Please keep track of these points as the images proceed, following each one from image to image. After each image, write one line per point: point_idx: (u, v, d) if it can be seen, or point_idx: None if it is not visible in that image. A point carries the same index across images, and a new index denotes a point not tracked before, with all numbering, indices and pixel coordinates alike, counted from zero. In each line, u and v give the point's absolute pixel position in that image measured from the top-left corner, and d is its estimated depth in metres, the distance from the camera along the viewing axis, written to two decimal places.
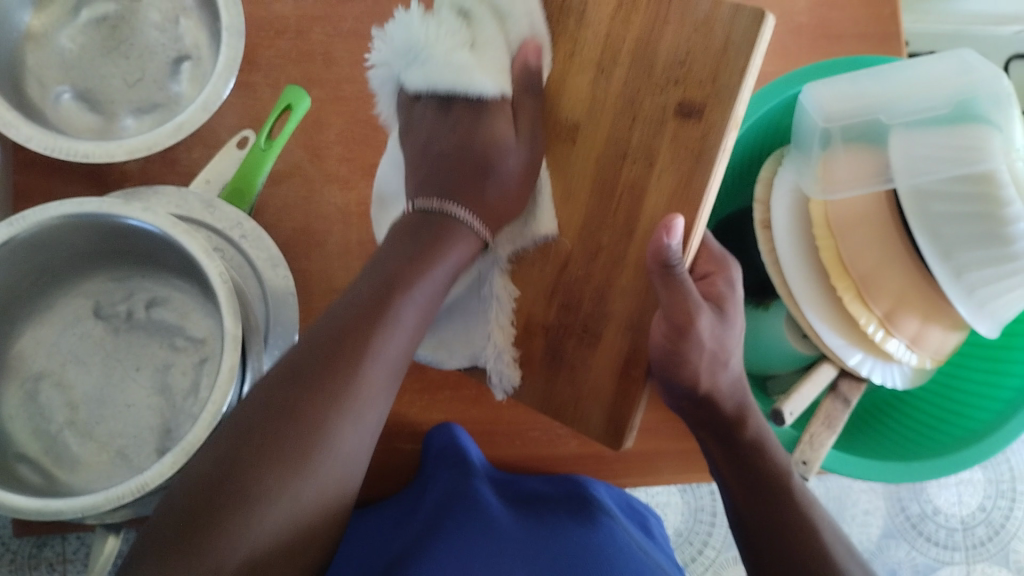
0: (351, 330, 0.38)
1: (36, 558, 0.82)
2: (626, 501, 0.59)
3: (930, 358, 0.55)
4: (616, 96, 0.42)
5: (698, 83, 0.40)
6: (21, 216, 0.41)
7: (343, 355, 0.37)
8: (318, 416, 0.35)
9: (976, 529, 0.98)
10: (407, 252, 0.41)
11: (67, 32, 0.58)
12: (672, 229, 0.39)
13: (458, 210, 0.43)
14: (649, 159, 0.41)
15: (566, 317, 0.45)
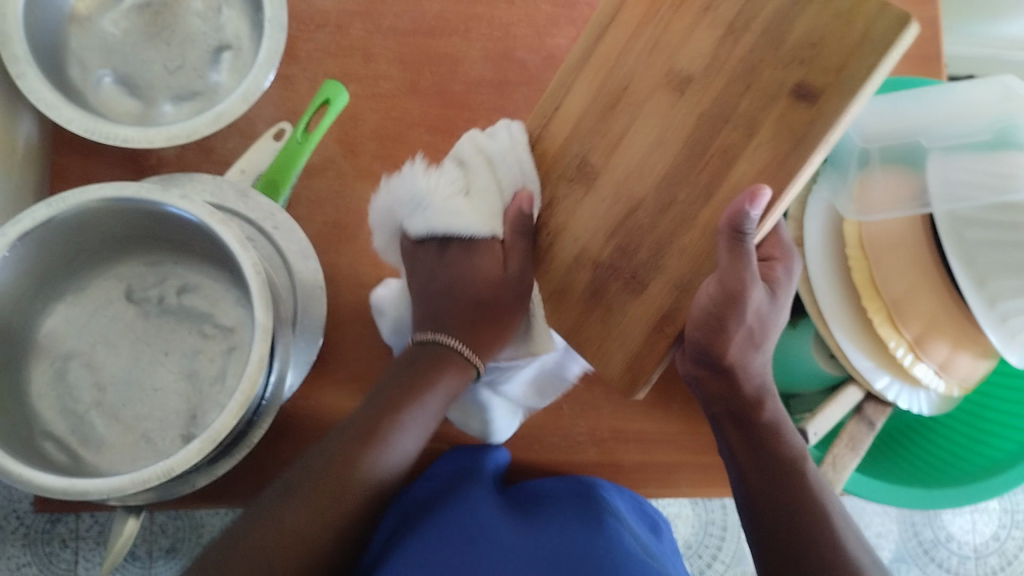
0: (346, 452, 0.44)
1: (49, 533, 0.83)
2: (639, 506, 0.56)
3: (958, 386, 0.55)
4: (731, 62, 0.39)
5: (823, 72, 0.36)
6: (61, 199, 0.42)
7: (368, 437, 0.45)
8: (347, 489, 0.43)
9: (990, 558, 0.97)
10: (406, 379, 0.47)
11: (111, 17, 0.59)
12: (758, 199, 0.35)
13: (451, 343, 0.48)
14: (748, 128, 0.38)
15: (621, 264, 0.42)
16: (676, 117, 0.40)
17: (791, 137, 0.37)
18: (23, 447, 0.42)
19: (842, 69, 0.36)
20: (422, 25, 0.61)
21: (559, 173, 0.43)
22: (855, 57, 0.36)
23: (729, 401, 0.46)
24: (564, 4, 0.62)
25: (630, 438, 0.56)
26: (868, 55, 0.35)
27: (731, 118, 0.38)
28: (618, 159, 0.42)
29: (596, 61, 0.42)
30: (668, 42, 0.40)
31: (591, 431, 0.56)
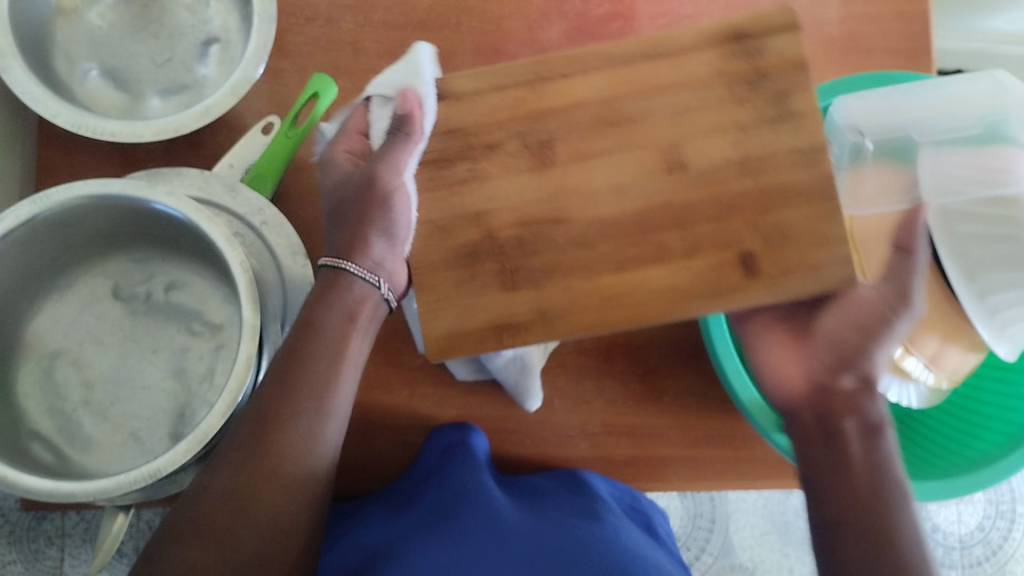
0: (284, 394, 0.41)
1: (35, 531, 0.82)
2: (632, 501, 0.56)
3: (947, 380, 0.53)
4: (726, 172, 0.42)
5: (776, 261, 0.41)
6: (45, 195, 0.41)
7: (291, 390, 0.41)
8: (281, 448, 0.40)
9: (974, 549, 0.98)
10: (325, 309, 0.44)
11: (97, 9, 0.58)
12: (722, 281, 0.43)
13: (346, 267, 0.45)
14: (685, 240, 0.41)
15: (501, 265, 0.43)
16: (648, 176, 0.42)
17: (707, 290, 0.41)
18: (11, 450, 0.41)
19: (785, 263, 0.40)
20: (413, 18, 0.60)
21: (517, 156, 0.44)
22: (834, 270, 0.40)
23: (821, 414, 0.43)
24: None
25: (624, 432, 0.56)
26: (806, 292, 0.40)
27: (687, 228, 0.41)
28: (576, 174, 0.43)
29: (620, 83, 0.43)
30: (693, 123, 0.42)
31: (582, 425, 0.56)
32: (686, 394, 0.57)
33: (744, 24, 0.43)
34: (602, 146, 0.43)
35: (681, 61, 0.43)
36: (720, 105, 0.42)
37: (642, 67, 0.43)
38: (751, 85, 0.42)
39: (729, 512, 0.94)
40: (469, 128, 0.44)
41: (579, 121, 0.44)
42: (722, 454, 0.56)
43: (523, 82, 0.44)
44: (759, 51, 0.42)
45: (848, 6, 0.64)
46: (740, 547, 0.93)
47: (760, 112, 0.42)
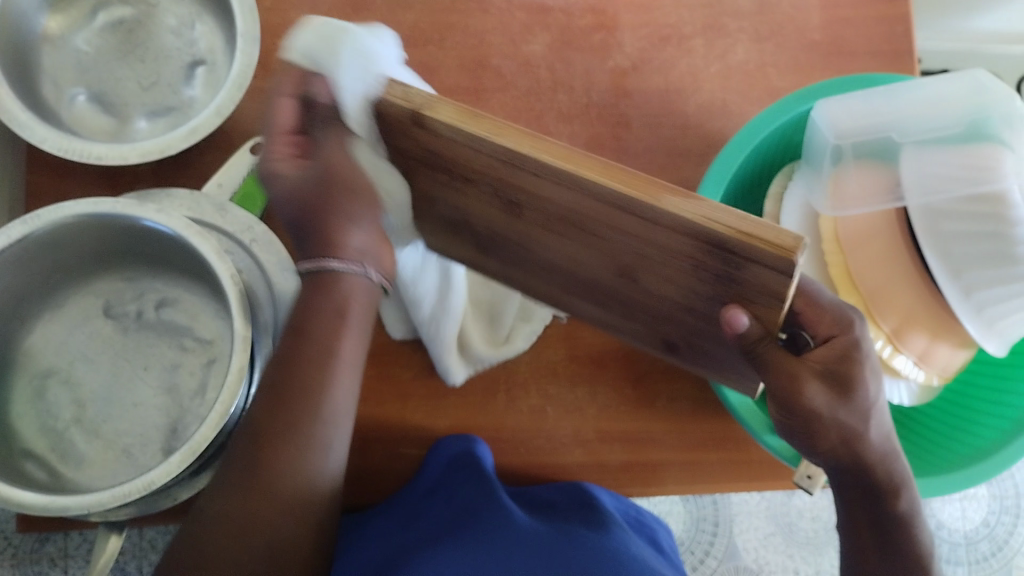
0: (274, 404, 0.39)
1: (37, 553, 0.82)
2: (637, 515, 0.57)
3: (938, 375, 0.54)
4: (668, 304, 0.40)
5: (688, 356, 0.48)
6: (38, 214, 0.42)
7: (281, 404, 0.39)
8: (278, 471, 0.38)
9: (980, 545, 0.97)
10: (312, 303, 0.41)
11: (83, 35, 0.59)
12: (734, 323, 0.36)
13: (331, 268, 0.40)
14: (624, 309, 0.45)
15: (476, 241, 0.46)
16: (604, 272, 0.40)
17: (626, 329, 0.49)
18: (2, 468, 0.42)
19: (704, 350, 0.45)
20: (396, 34, 0.61)
21: (489, 201, 0.38)
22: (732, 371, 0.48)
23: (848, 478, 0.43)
24: (537, 10, 0.62)
25: (617, 438, 0.56)
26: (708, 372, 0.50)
27: (629, 307, 0.44)
28: (540, 234, 0.39)
29: (588, 210, 0.32)
30: (657, 262, 0.35)
31: (576, 432, 0.56)
32: (678, 398, 0.57)
33: (724, 239, 0.28)
34: (567, 232, 0.37)
35: (651, 226, 0.31)
36: (680, 272, 0.35)
37: (614, 214, 0.31)
38: (720, 277, 0.33)
39: (732, 516, 0.94)
40: (438, 163, 0.36)
41: (551, 216, 0.36)
42: (716, 458, 0.56)
43: (497, 160, 0.31)
44: (737, 266, 0.31)
45: (828, 9, 0.64)
46: (744, 550, 0.93)
47: (720, 297, 0.35)
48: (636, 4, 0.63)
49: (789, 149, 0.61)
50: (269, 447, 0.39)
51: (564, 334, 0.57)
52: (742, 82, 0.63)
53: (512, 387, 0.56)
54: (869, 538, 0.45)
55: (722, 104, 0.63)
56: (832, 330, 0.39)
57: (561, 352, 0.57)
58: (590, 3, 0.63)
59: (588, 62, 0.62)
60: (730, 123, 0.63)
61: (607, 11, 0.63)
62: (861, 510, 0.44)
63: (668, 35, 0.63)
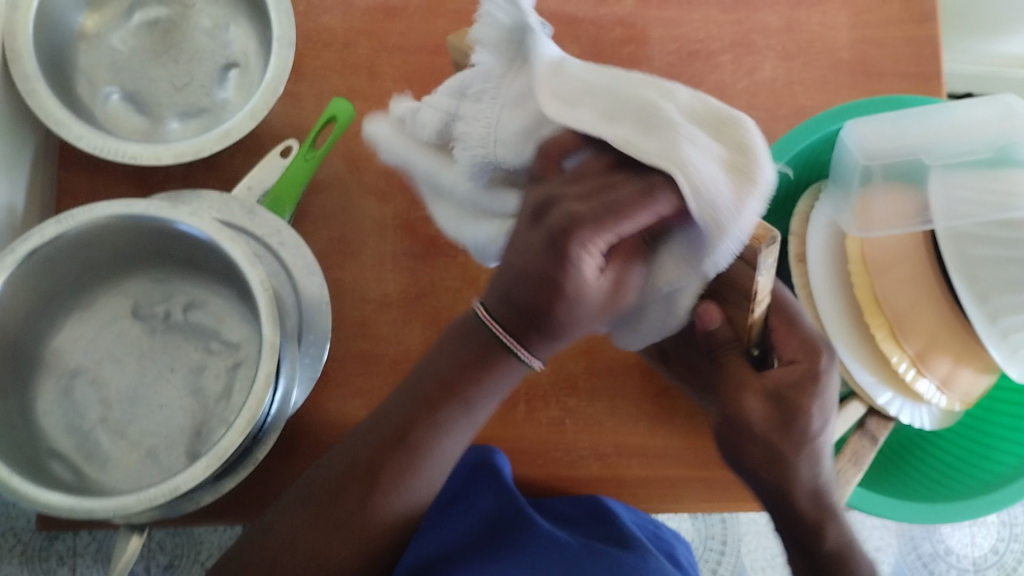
0: (408, 425, 0.38)
1: (46, 551, 0.83)
2: (654, 530, 0.58)
3: (960, 402, 0.55)
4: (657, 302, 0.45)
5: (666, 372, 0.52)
6: (70, 215, 0.42)
7: (396, 459, 0.37)
8: (396, 480, 0.37)
9: (988, 572, 0.97)
10: (462, 353, 0.37)
11: (119, 34, 0.60)
12: (705, 318, 0.39)
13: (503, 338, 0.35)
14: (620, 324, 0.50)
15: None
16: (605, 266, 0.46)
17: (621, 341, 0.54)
18: (30, 466, 0.42)
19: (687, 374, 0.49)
20: (428, 44, 0.61)
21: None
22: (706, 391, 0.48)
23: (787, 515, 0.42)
24: (569, 22, 0.63)
25: (635, 453, 0.56)
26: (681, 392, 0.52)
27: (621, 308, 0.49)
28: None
29: None
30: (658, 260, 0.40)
31: (594, 446, 0.56)
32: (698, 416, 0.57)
33: None
34: None
35: None
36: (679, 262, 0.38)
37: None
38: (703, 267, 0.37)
39: (740, 534, 0.94)
40: None
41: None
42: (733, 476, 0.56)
43: None
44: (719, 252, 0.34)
45: (858, 29, 0.65)
46: (751, 569, 0.93)
47: (709, 289, 0.38)
48: (667, 17, 0.63)
49: (815, 168, 0.61)
50: (391, 449, 0.38)
51: (586, 347, 0.56)
52: (770, 99, 0.63)
53: (533, 397, 0.56)
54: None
55: (749, 121, 0.63)
56: (795, 354, 0.40)
57: (581, 365, 0.56)
58: (621, 16, 0.63)
59: None
60: None
61: (638, 24, 0.63)
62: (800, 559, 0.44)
63: (698, 50, 0.63)
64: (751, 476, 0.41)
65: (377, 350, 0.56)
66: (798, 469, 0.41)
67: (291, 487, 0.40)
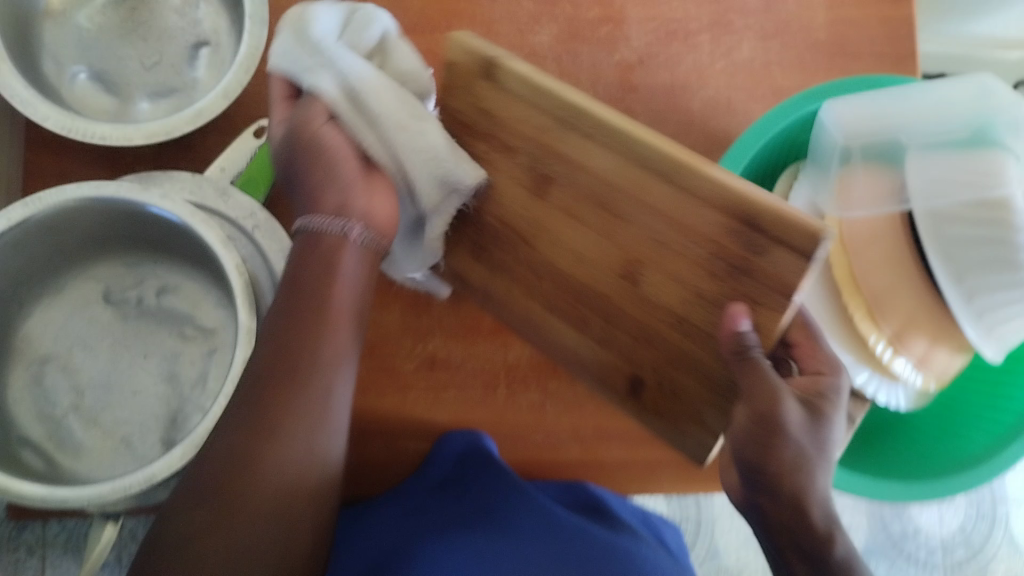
0: (292, 341, 0.39)
1: (15, 541, 0.82)
2: (643, 514, 0.60)
3: (935, 381, 0.55)
4: (663, 312, 0.43)
5: (651, 402, 0.47)
6: (37, 198, 0.41)
7: (289, 384, 0.38)
8: (302, 384, 0.38)
9: (956, 550, 0.99)
10: (323, 265, 0.41)
11: (86, 12, 0.58)
12: (738, 317, 0.39)
13: (341, 227, 0.41)
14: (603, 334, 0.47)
15: (476, 239, 0.49)
16: (607, 274, 0.44)
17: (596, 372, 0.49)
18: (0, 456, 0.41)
19: (674, 394, 0.46)
20: (405, 23, 0.60)
21: (523, 172, 0.44)
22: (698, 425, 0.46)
23: (768, 520, 0.41)
24: (546, 1, 0.62)
25: (615, 435, 0.56)
26: (660, 432, 0.48)
27: (610, 324, 0.46)
28: (557, 222, 0.45)
29: (626, 178, 0.40)
30: (670, 253, 0.41)
31: (574, 429, 0.56)
32: None
33: (762, 214, 0.37)
34: (586, 216, 0.43)
35: (684, 199, 0.39)
36: (696, 262, 0.41)
37: (649, 184, 0.39)
38: (733, 268, 0.39)
39: (715, 515, 0.95)
40: (481, 128, 0.44)
41: (582, 193, 0.42)
42: None
43: (555, 115, 0.41)
44: (761, 250, 0.38)
45: (836, 9, 0.64)
46: (725, 550, 0.94)
47: (726, 293, 0.40)
48: None
49: (795, 147, 0.61)
50: (282, 364, 0.38)
51: None
52: (749, 80, 0.63)
53: (513, 380, 0.55)
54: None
55: (728, 101, 0.63)
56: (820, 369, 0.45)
57: None
58: None
59: (594, 55, 0.62)
60: (736, 120, 0.63)
61: (615, 4, 0.63)
62: (800, 560, 0.40)
63: (677, 30, 0.63)
64: (767, 493, 0.41)
65: None
66: (790, 461, 0.40)
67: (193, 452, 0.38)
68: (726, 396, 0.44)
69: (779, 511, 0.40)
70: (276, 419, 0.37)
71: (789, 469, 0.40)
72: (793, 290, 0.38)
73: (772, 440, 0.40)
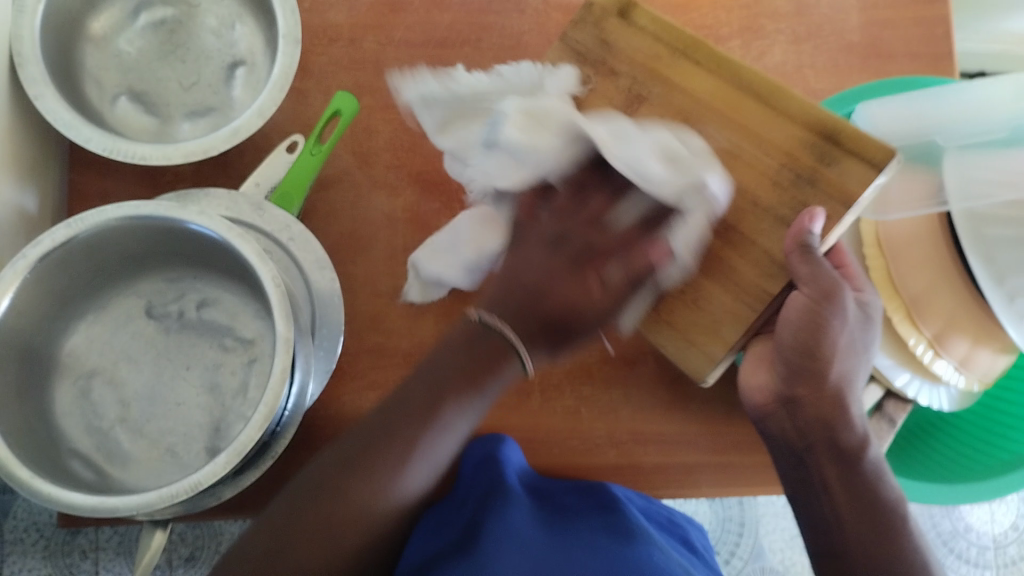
0: (430, 399, 0.42)
1: (69, 545, 0.84)
2: (669, 514, 0.58)
3: (979, 381, 0.54)
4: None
5: (667, 311, 0.46)
6: (81, 217, 0.43)
7: (389, 459, 0.40)
8: (405, 454, 0.40)
9: (1009, 548, 0.96)
10: (463, 359, 0.42)
11: (126, 36, 0.60)
12: (815, 217, 0.41)
13: (510, 336, 0.43)
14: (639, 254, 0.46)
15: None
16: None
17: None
18: (50, 467, 0.42)
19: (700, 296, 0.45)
20: (434, 36, 0.61)
21: (615, 92, 0.47)
22: (712, 341, 0.45)
23: (798, 423, 0.45)
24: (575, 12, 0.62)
25: (650, 440, 0.56)
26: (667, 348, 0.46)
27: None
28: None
29: (719, 98, 0.45)
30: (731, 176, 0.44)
31: (609, 434, 0.56)
32: (714, 402, 0.57)
33: (845, 128, 0.42)
34: (666, 135, 0.46)
35: (776, 120, 0.44)
36: (763, 171, 0.43)
37: (745, 98, 0.44)
38: (798, 179, 0.43)
39: (759, 516, 0.94)
40: (595, 57, 0.48)
41: (672, 109, 0.46)
42: (750, 461, 0.56)
43: (671, 46, 0.46)
44: (831, 162, 0.42)
45: (867, 10, 0.64)
46: (771, 550, 0.93)
47: (783, 203, 0.43)
48: (674, 4, 0.63)
49: None
50: (399, 432, 0.41)
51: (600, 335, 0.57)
52: (780, 83, 0.63)
53: (547, 387, 0.56)
54: (843, 498, 0.44)
55: None
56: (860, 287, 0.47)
57: (597, 353, 0.57)
58: None
59: None
60: None
61: None
62: (829, 457, 0.45)
63: (707, 36, 0.63)
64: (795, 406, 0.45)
65: (391, 342, 0.56)
66: (830, 395, 0.44)
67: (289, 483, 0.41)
68: (757, 305, 0.44)
69: (806, 410, 0.45)
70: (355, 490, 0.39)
71: (836, 356, 0.44)
72: (854, 201, 0.42)
73: (818, 332, 0.42)
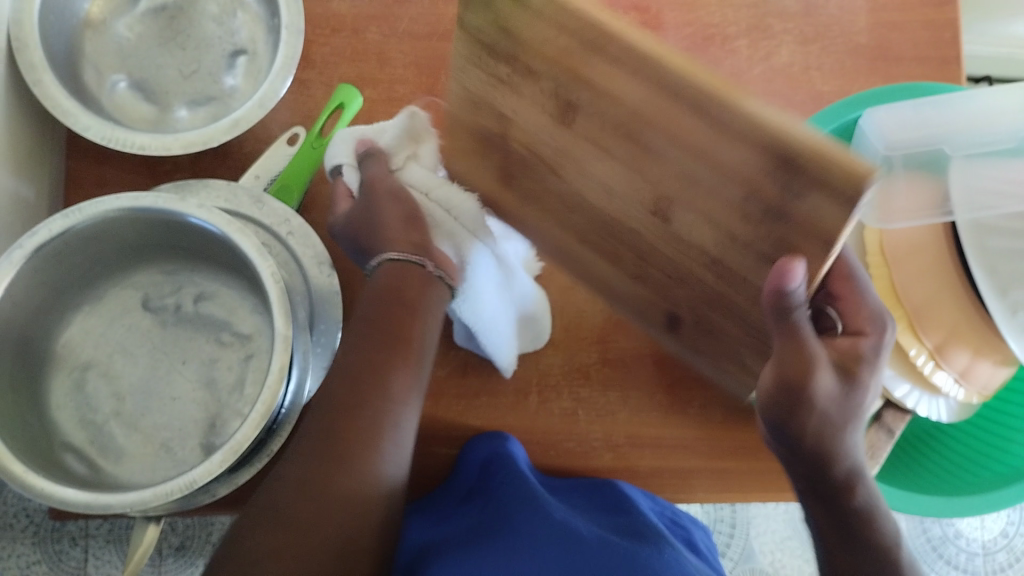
0: (383, 346, 0.44)
1: (58, 532, 0.84)
2: (673, 515, 0.55)
3: (977, 394, 0.54)
4: (697, 252, 0.39)
5: (690, 337, 0.46)
6: (78, 209, 0.42)
7: (370, 407, 0.42)
8: (371, 398, 0.42)
9: (998, 555, 0.97)
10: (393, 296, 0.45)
11: (125, 21, 0.59)
12: (794, 273, 0.33)
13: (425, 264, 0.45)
14: (641, 270, 0.43)
15: (503, 163, 0.44)
16: (638, 208, 0.39)
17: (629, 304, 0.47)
18: (43, 460, 0.42)
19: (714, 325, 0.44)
20: (439, 27, 0.60)
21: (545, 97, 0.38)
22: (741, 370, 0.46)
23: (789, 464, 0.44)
24: None
25: (648, 444, 0.56)
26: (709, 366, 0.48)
27: (644, 261, 0.42)
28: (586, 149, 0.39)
29: (657, 107, 0.32)
30: (704, 204, 0.35)
31: (605, 437, 0.55)
32: (712, 405, 0.56)
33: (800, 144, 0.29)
34: (615, 149, 0.37)
35: (722, 138, 0.31)
36: (732, 204, 0.34)
37: (678, 115, 0.32)
38: (766, 210, 0.33)
39: (750, 518, 0.94)
40: (503, 48, 0.38)
41: (608, 120, 0.36)
42: (747, 466, 0.56)
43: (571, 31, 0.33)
44: (796, 195, 0.31)
45: (877, 13, 0.63)
46: (761, 552, 0.94)
47: (762, 237, 0.34)
48: (682, 1, 0.62)
49: None
50: (359, 385, 0.43)
51: (599, 337, 0.57)
52: (787, 85, 0.62)
53: (545, 388, 0.56)
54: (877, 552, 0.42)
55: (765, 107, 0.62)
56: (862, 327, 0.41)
57: (595, 355, 0.56)
58: (635, 0, 0.62)
59: None
60: None
61: (651, 8, 0.62)
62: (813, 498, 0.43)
63: (713, 35, 0.62)
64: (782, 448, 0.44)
65: None
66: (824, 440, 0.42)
67: (276, 465, 0.42)
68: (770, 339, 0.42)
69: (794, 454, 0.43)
70: (341, 457, 0.40)
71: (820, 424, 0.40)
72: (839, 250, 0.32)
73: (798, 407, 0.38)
